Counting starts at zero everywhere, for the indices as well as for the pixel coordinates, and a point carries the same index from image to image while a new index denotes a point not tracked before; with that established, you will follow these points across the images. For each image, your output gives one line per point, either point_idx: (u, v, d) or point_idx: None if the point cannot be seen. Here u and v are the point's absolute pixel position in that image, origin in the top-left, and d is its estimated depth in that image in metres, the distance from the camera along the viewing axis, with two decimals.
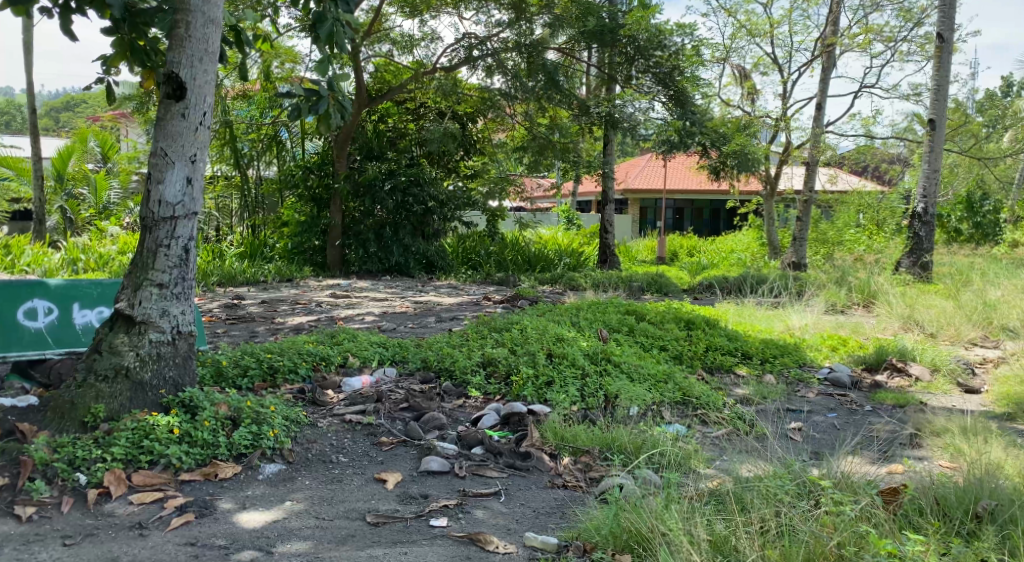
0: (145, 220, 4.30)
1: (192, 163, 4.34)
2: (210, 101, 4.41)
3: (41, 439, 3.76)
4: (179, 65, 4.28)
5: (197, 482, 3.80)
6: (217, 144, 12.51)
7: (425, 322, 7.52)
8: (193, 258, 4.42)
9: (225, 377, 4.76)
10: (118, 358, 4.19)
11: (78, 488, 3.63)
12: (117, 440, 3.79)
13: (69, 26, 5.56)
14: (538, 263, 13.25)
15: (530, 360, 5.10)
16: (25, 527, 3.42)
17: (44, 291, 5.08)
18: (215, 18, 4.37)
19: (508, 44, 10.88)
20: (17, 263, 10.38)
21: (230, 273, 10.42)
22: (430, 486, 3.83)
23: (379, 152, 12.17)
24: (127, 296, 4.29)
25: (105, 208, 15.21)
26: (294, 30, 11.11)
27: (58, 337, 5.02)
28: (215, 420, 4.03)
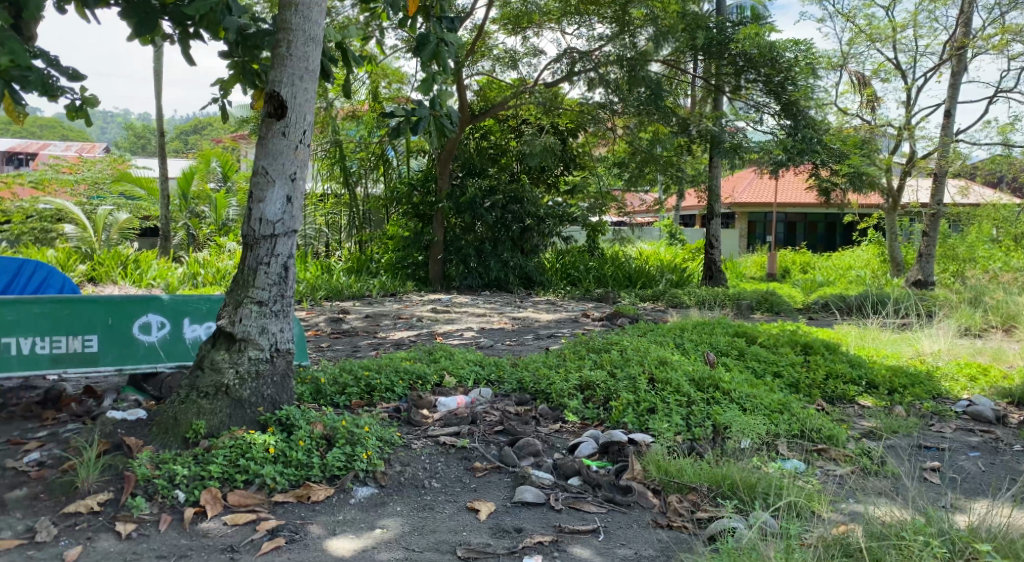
0: (246, 238, 4.30)
1: (292, 182, 4.33)
2: (311, 119, 4.40)
3: (145, 455, 3.79)
4: (281, 83, 4.29)
5: (290, 503, 3.76)
6: (327, 163, 12.79)
7: (523, 339, 7.39)
8: (292, 276, 4.40)
9: (323, 394, 4.74)
10: (219, 375, 4.18)
11: (177, 506, 3.63)
12: (215, 458, 3.78)
13: (188, 52, 5.70)
14: (638, 279, 12.77)
15: (631, 385, 4.87)
16: (123, 545, 3.43)
17: (158, 305, 5.12)
18: (316, 36, 4.37)
19: (610, 57, 10.69)
20: (143, 276, 10.84)
21: (337, 287, 10.60)
22: (524, 519, 3.66)
23: (479, 168, 12.18)
24: (228, 313, 4.29)
25: (225, 225, 15.83)
26: (400, 51, 11.30)
27: (170, 351, 5.08)
28: (310, 439, 3.99)
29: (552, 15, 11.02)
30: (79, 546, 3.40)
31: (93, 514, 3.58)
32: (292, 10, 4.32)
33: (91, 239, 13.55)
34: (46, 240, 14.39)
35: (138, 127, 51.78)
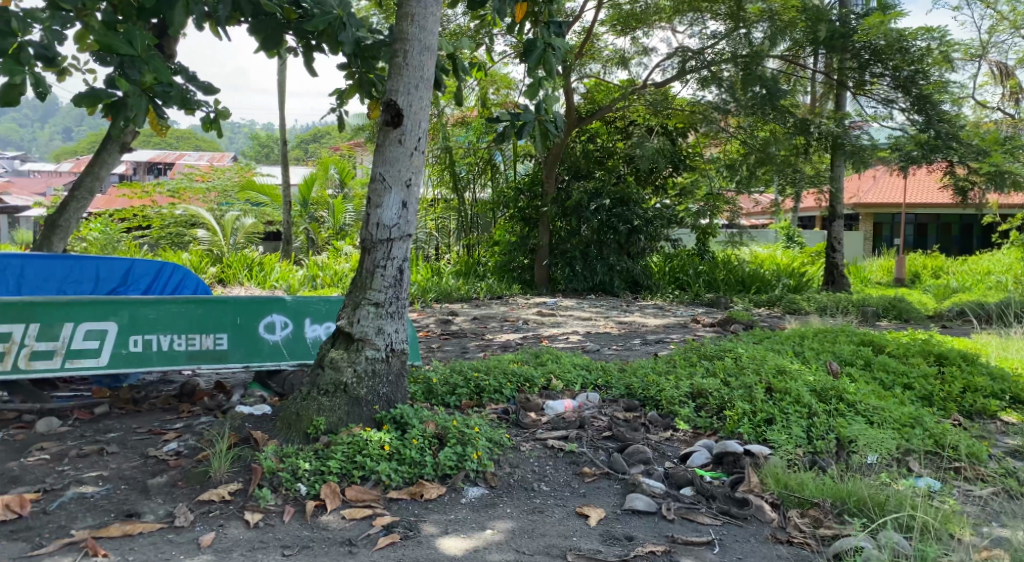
0: (365, 242, 4.45)
1: (407, 188, 4.44)
2: (426, 126, 4.51)
3: (270, 448, 3.97)
4: (398, 92, 4.41)
5: (404, 501, 3.86)
6: (437, 169, 13.05)
7: (631, 344, 7.35)
8: (407, 278, 4.52)
9: (434, 394, 4.84)
10: (338, 373, 4.34)
11: (299, 498, 3.78)
12: (334, 454, 3.93)
13: (310, 65, 5.95)
14: (752, 284, 12.42)
15: (747, 394, 4.77)
16: (251, 533, 3.59)
17: (282, 305, 5.35)
18: (431, 46, 4.48)
19: (724, 55, 10.55)
20: (267, 278, 11.34)
21: (447, 289, 10.81)
22: (635, 527, 3.65)
23: (585, 171, 12.29)
24: (347, 314, 4.45)
25: (342, 230, 16.40)
26: (509, 57, 11.47)
27: (293, 349, 5.31)
28: (422, 438, 4.09)
29: (664, 13, 10.87)
30: (212, 532, 3.58)
31: (224, 503, 3.76)
32: (409, 21, 4.44)
33: (221, 243, 14.32)
34: (181, 244, 15.31)
35: (263, 136, 54.23)
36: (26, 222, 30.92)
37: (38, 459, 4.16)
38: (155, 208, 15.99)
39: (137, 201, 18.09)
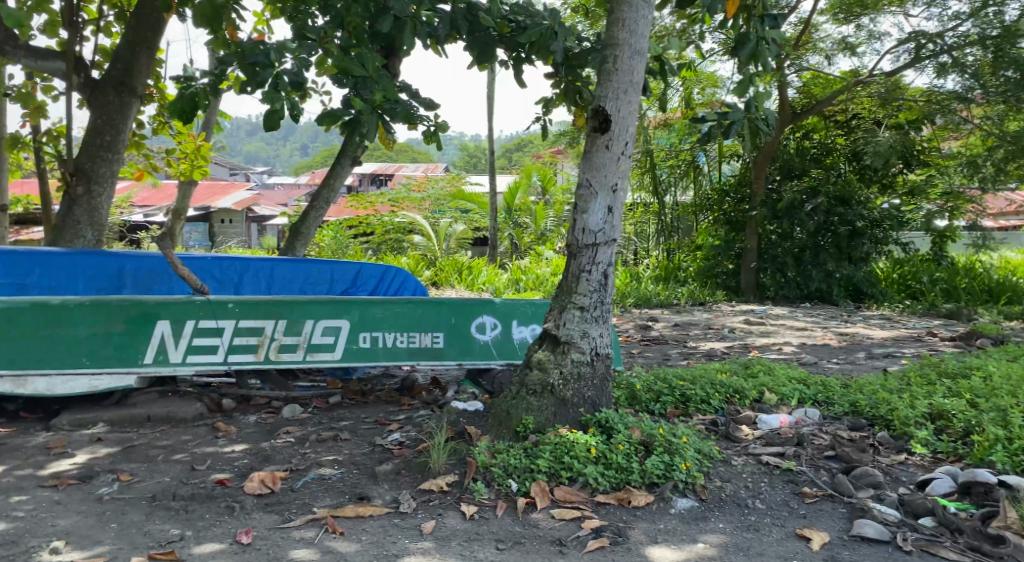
0: (571, 246, 4.50)
1: (613, 193, 4.44)
2: (634, 131, 4.48)
3: (484, 444, 4.11)
4: (606, 98, 4.43)
5: (612, 505, 3.85)
6: (638, 172, 12.97)
7: (853, 358, 6.92)
8: (612, 283, 4.51)
9: (638, 400, 4.83)
10: (545, 374, 4.40)
11: (510, 495, 3.88)
12: (543, 453, 4.00)
13: (518, 76, 6.11)
14: (1002, 295, 11.11)
15: (1002, 418, 4.32)
16: (468, 524, 3.70)
17: (492, 307, 5.50)
18: (641, 49, 4.44)
19: (968, 38, 9.80)
20: (474, 281, 11.79)
21: (645, 294, 10.71)
22: (862, 555, 3.44)
23: (800, 170, 11.72)
24: (554, 317, 4.51)
25: (543, 234, 16.76)
26: (716, 55, 11.20)
27: (503, 350, 5.46)
28: (628, 444, 4.08)
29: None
30: (433, 520, 3.73)
31: (442, 493, 3.93)
32: (620, 26, 4.44)
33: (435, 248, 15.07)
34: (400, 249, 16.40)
35: (475, 145, 56.49)
36: (271, 228, 34.34)
37: (285, 441, 4.59)
38: (377, 216, 17.10)
39: (362, 211, 19.44)
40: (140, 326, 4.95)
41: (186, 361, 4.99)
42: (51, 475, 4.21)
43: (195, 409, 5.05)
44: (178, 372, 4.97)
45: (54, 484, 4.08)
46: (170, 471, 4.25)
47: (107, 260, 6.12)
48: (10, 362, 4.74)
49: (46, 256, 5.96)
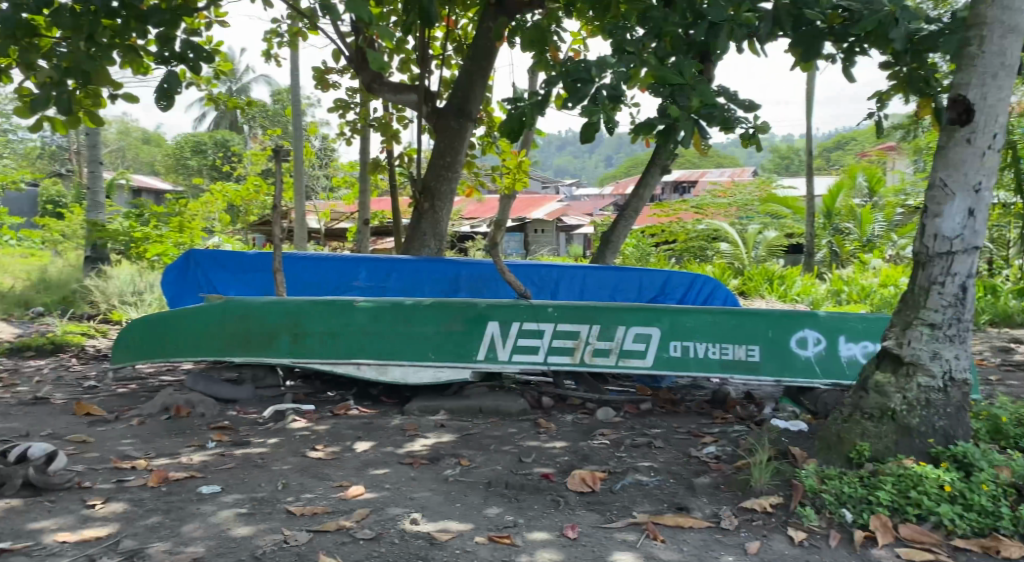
0: (920, 255, 4.67)
1: (975, 193, 4.52)
2: (1003, 120, 4.51)
3: (813, 469, 4.52)
4: (970, 86, 4.51)
5: (973, 551, 4.03)
6: None
7: None
8: (970, 296, 4.60)
9: (1003, 434, 4.81)
10: (884, 399, 4.64)
11: (846, 524, 4.22)
12: (884, 485, 4.30)
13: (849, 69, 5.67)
14: None
15: None
16: (797, 550, 4.09)
17: (815, 322, 6.47)
18: (1016, 26, 4.46)
19: None
20: (789, 292, 11.89)
21: (1004, 310, 10.90)
22: None
23: None
24: (897, 335, 4.72)
25: (870, 242, 17.16)
26: None
27: (824, 368, 6.38)
28: (994, 485, 4.23)
29: None
30: (761, 542, 4.17)
31: (768, 513, 4.41)
32: (991, 5, 4.48)
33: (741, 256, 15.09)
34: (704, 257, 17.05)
35: (783, 146, 55.18)
36: (578, 237, 37.42)
37: (602, 443, 5.94)
38: (681, 225, 18.00)
39: (669, 219, 20.32)
40: (474, 325, 6.86)
41: (512, 360, 6.78)
42: (406, 454, 5.99)
43: (519, 405, 6.88)
44: (507, 367, 6.77)
45: (409, 462, 5.80)
46: (501, 460, 5.82)
47: (447, 265, 8.81)
48: (383, 354, 6.97)
49: (399, 264, 8.90)
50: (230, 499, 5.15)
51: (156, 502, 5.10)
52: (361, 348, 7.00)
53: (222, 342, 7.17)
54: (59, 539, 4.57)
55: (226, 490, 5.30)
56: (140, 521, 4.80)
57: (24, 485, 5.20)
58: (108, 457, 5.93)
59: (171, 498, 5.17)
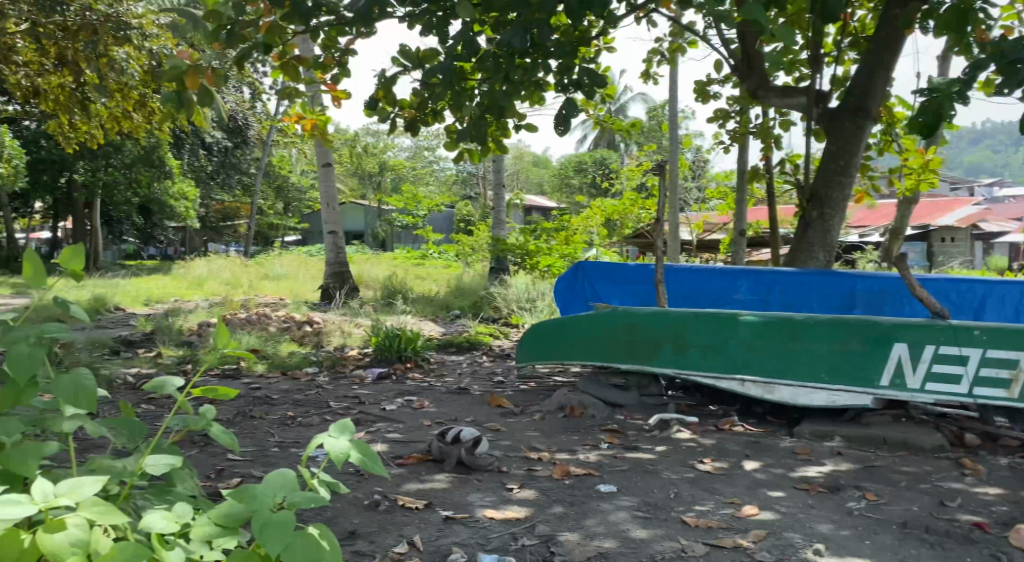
0: None
1: None
2: None
3: None
4: None
5: None
6: None
7: None
8: None
9: None
10: None
11: None
12: None
13: None
14: None
15: None
16: None
17: None
18: None
19: None
20: None
21: None
22: None
23: None
24: None
25: None
26: None
27: None
28: None
29: None
30: None
31: None
32: None
33: None
34: None
35: None
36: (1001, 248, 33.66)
37: None
38: None
39: None
40: (879, 347, 6.27)
41: (925, 388, 6.12)
42: (802, 480, 5.61)
43: (934, 441, 6.07)
44: (918, 396, 6.12)
45: (806, 489, 5.42)
46: (918, 501, 5.16)
47: (840, 279, 8.02)
48: (769, 372, 6.58)
49: (781, 277, 8.37)
50: (626, 500, 5.38)
51: (562, 493, 5.54)
52: (745, 363, 6.68)
53: (609, 347, 7.35)
54: (487, 515, 5.16)
55: (622, 491, 5.56)
56: (547, 509, 5.26)
57: (459, 463, 6.09)
58: (519, 448, 6.52)
59: (574, 491, 5.58)
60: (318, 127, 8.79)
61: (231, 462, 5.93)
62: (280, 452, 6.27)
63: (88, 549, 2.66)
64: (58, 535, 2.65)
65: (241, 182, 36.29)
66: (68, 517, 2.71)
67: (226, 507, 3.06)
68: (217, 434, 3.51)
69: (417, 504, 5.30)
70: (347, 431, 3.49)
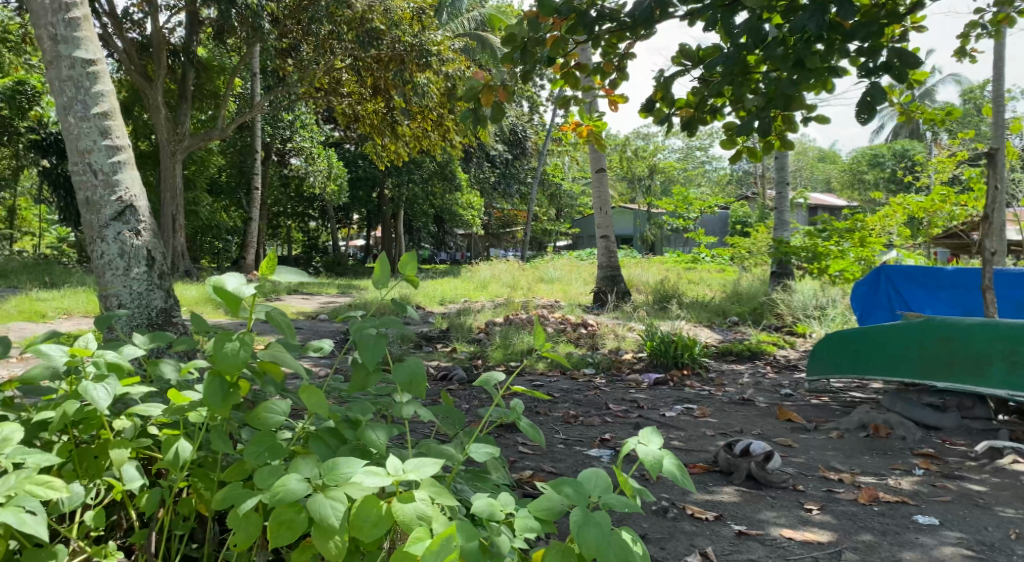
0: None
1: None
2: None
3: None
4: None
5: None
6: None
7: None
8: None
9: None
10: None
11: None
12: None
13: None
14: None
15: None
16: None
17: None
18: None
19: None
20: None
21: None
22: None
23: None
24: None
25: None
26: None
27: None
28: None
29: None
30: None
31: None
32: None
33: None
34: None
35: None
36: None
37: None
38: None
39: None
40: None
41: None
42: None
43: None
44: None
45: None
46: None
47: None
48: None
49: None
50: (953, 535, 4.71)
51: (871, 520, 4.92)
52: None
53: (922, 364, 6.42)
54: (785, 535, 4.68)
55: (945, 525, 4.85)
56: (855, 536, 4.70)
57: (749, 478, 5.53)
58: (816, 466, 5.84)
59: (886, 520, 4.92)
60: (593, 134, 8.48)
61: (522, 454, 5.84)
62: (565, 449, 6.10)
63: (430, 523, 2.82)
64: (411, 507, 2.83)
65: (518, 191, 37.57)
66: (415, 491, 2.88)
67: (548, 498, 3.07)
68: (525, 427, 3.53)
69: (706, 515, 4.87)
70: (655, 439, 3.24)
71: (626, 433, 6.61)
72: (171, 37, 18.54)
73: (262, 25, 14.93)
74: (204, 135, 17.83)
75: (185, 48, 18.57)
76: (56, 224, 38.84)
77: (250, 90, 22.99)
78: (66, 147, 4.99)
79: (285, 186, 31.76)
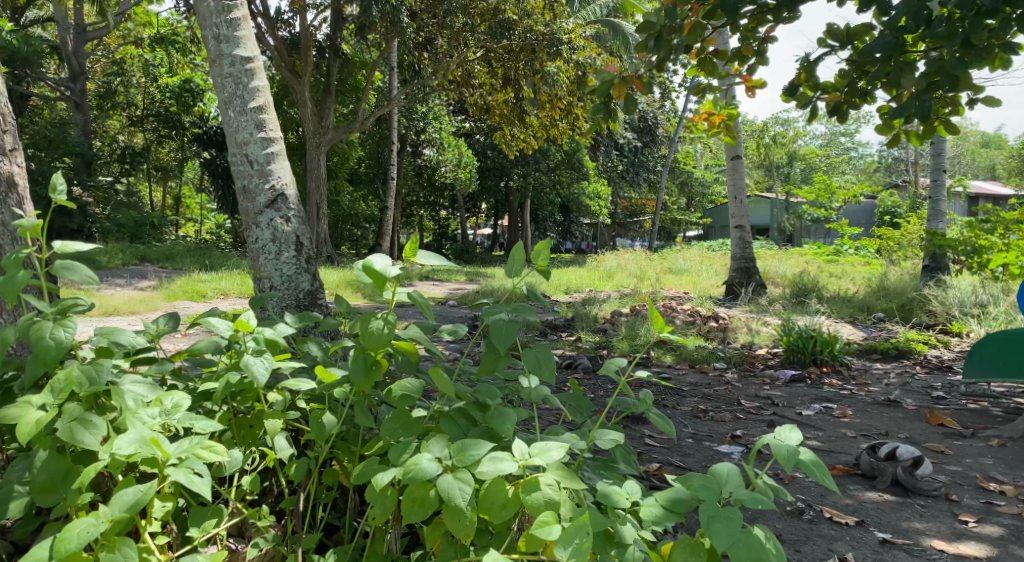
0: None
1: None
2: None
3: None
4: None
5: None
6: None
7: None
8: None
9: None
10: None
11: None
12: None
13: None
14: None
15: None
16: None
17: None
18: None
19: None
20: None
21: None
22: None
23: None
24: None
25: None
26: None
27: None
28: None
29: None
30: None
31: None
32: None
33: None
34: None
35: None
36: None
37: None
38: None
39: None
40: None
41: None
42: None
43: None
44: None
45: None
46: None
47: None
48: None
49: None
50: None
51: None
52: None
53: None
54: (937, 546, 4.52)
55: None
56: (1017, 553, 4.50)
57: (894, 483, 5.35)
58: (972, 475, 5.58)
59: None
60: (727, 122, 8.33)
61: (648, 446, 5.86)
62: (695, 444, 6.07)
63: (557, 508, 2.89)
64: (535, 491, 2.91)
65: (648, 179, 37.10)
66: (540, 476, 2.95)
67: (672, 492, 3.06)
68: (654, 417, 3.51)
69: (847, 519, 4.75)
70: (794, 435, 3.17)
71: (759, 430, 6.50)
72: (317, 35, 19.43)
73: (401, 20, 15.42)
74: (346, 127, 18.58)
75: (330, 45, 19.40)
76: (212, 212, 41.41)
77: (385, 83, 23.75)
78: (225, 139, 5.38)
79: (419, 176, 32.65)
